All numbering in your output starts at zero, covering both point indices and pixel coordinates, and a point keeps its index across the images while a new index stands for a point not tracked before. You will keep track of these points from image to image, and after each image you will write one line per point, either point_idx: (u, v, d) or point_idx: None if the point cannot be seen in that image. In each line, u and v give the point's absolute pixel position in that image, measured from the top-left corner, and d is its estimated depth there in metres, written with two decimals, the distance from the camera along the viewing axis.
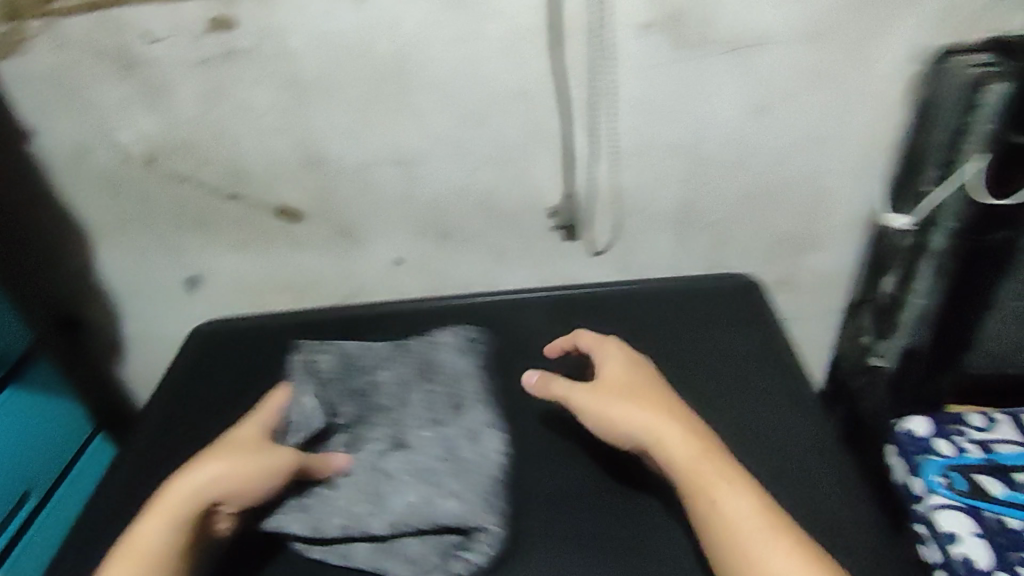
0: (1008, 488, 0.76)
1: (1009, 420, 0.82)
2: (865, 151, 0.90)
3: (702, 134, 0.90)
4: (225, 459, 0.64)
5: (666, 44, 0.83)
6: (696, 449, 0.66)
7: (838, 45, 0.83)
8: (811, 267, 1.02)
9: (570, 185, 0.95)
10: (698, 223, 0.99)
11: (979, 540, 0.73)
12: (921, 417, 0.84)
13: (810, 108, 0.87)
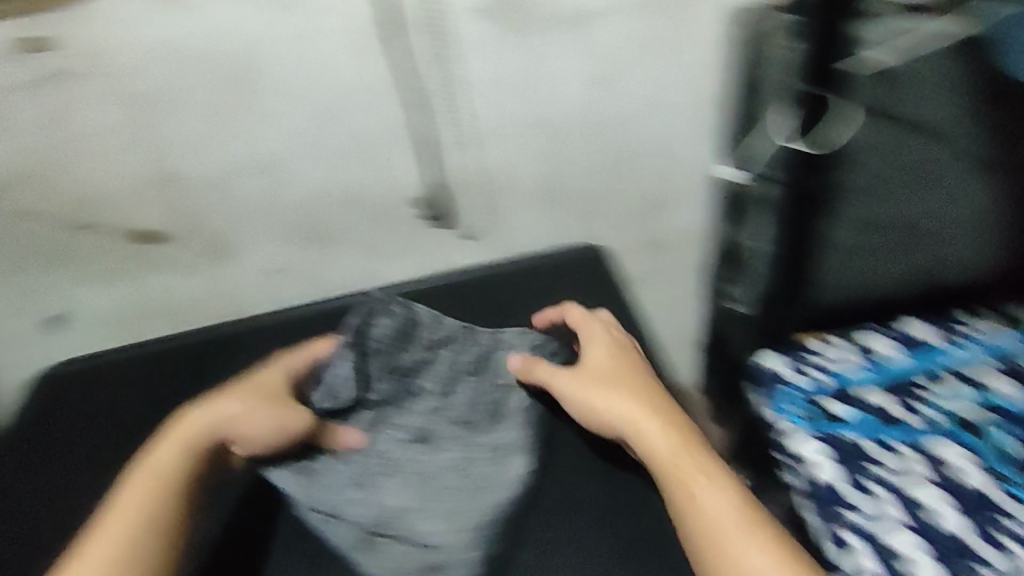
0: (852, 407, 0.75)
1: (849, 345, 0.81)
2: (698, 110, 0.96)
3: (551, 109, 0.92)
4: (251, 400, 0.70)
5: (504, 28, 0.84)
6: (676, 444, 0.68)
7: (662, 12, 0.86)
8: (671, 224, 1.07)
9: (435, 175, 0.95)
10: (562, 195, 1.01)
11: (833, 460, 0.71)
12: (775, 351, 0.82)
13: (645, 73, 0.91)
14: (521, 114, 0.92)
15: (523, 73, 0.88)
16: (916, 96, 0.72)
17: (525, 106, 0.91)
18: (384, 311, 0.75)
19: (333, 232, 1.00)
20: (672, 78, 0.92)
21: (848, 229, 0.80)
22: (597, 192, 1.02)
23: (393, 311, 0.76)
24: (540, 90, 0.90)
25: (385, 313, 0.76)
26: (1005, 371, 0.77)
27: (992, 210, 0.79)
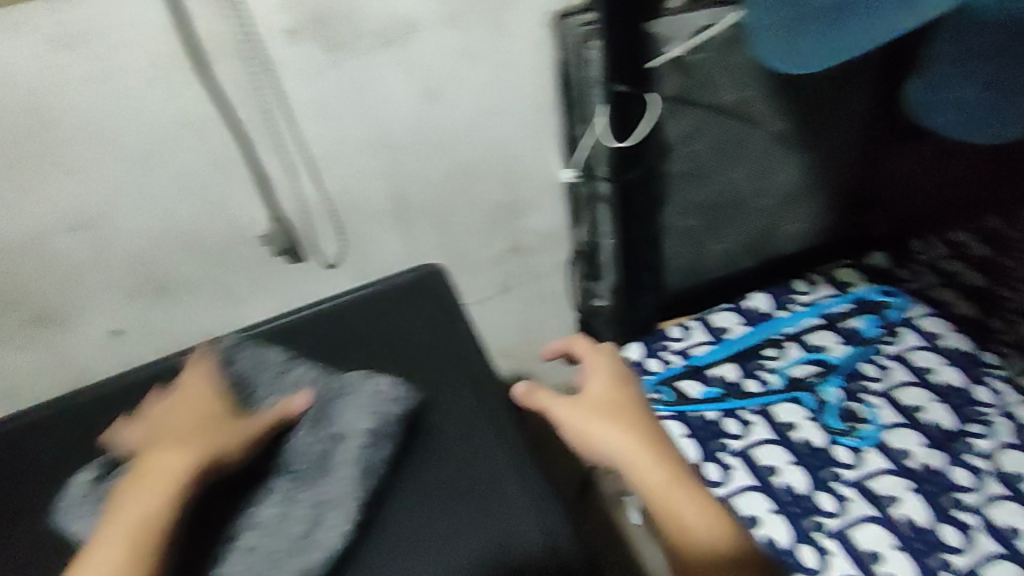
0: (705, 386, 0.79)
1: (701, 324, 0.84)
2: (536, 113, 0.87)
3: (385, 129, 0.81)
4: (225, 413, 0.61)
5: (320, 48, 0.72)
6: (665, 471, 0.58)
7: (479, 19, 0.76)
8: (531, 229, 0.98)
9: (277, 208, 0.82)
10: (412, 212, 0.90)
11: (690, 440, 0.74)
12: (635, 341, 0.84)
13: (472, 83, 0.81)
14: (351, 131, 0.80)
15: (354, 94, 0.77)
16: (715, 82, 0.74)
17: (357, 124, 0.79)
18: (240, 349, 0.68)
19: (178, 282, 0.85)
20: (500, 83, 0.82)
21: (680, 216, 0.83)
22: (444, 205, 0.91)
23: (244, 352, 0.68)
24: (364, 108, 0.78)
25: (244, 355, 0.67)
26: (832, 328, 0.82)
27: (805, 181, 0.84)
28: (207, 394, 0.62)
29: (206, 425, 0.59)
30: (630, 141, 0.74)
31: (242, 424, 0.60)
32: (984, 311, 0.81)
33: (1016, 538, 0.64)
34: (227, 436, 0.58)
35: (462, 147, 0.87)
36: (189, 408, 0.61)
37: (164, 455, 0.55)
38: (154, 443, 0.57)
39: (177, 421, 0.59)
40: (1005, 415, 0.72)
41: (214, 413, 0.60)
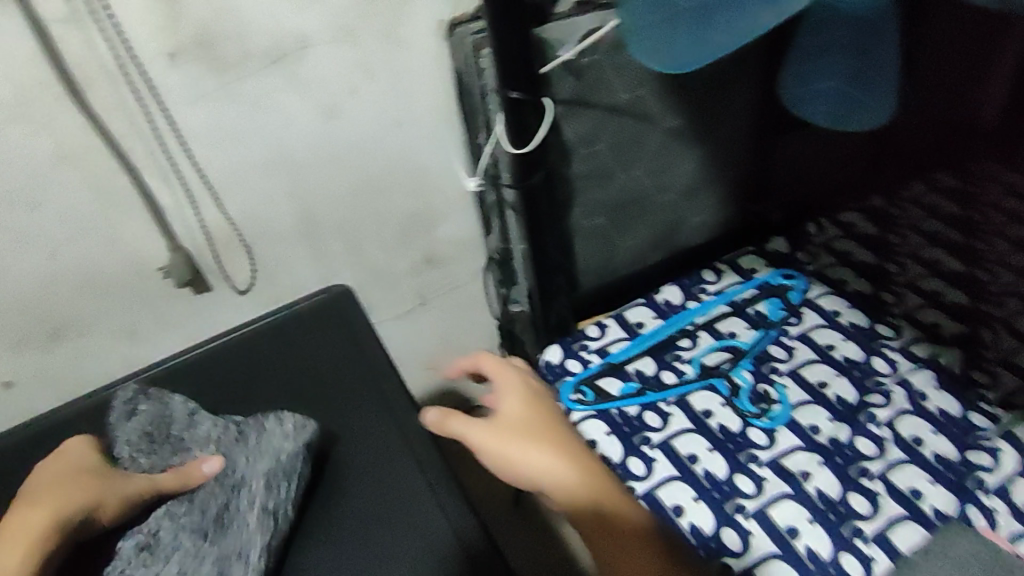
0: (623, 381, 0.80)
1: (616, 322, 0.85)
2: (444, 125, 0.81)
3: (284, 152, 0.75)
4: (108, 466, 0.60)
5: (208, 72, 0.66)
6: (587, 482, 0.65)
7: (376, 33, 0.71)
8: (448, 240, 0.93)
9: (177, 239, 0.75)
10: (322, 233, 0.84)
11: (613, 437, 0.75)
12: (553, 344, 0.85)
13: (373, 100, 0.75)
14: (249, 154, 0.73)
15: (250, 116, 0.70)
16: (608, 83, 0.73)
17: (252, 147, 0.73)
18: (146, 400, 0.67)
19: (73, 323, 0.77)
20: (404, 95, 0.77)
21: (586, 216, 0.84)
22: (354, 225, 0.85)
23: (150, 401, 0.67)
24: (260, 131, 0.72)
25: (147, 406, 0.66)
26: (739, 314, 0.85)
27: (700, 173, 0.87)
28: (89, 454, 0.61)
29: (95, 488, 0.57)
30: (525, 148, 0.70)
31: (127, 484, 0.58)
32: (875, 287, 0.86)
33: (918, 499, 0.68)
34: (110, 495, 0.56)
35: (372, 160, 0.80)
36: (76, 468, 0.59)
37: (42, 513, 0.54)
38: (32, 498, 0.56)
39: (62, 479, 0.58)
40: (899, 383, 0.76)
41: (101, 473, 0.58)
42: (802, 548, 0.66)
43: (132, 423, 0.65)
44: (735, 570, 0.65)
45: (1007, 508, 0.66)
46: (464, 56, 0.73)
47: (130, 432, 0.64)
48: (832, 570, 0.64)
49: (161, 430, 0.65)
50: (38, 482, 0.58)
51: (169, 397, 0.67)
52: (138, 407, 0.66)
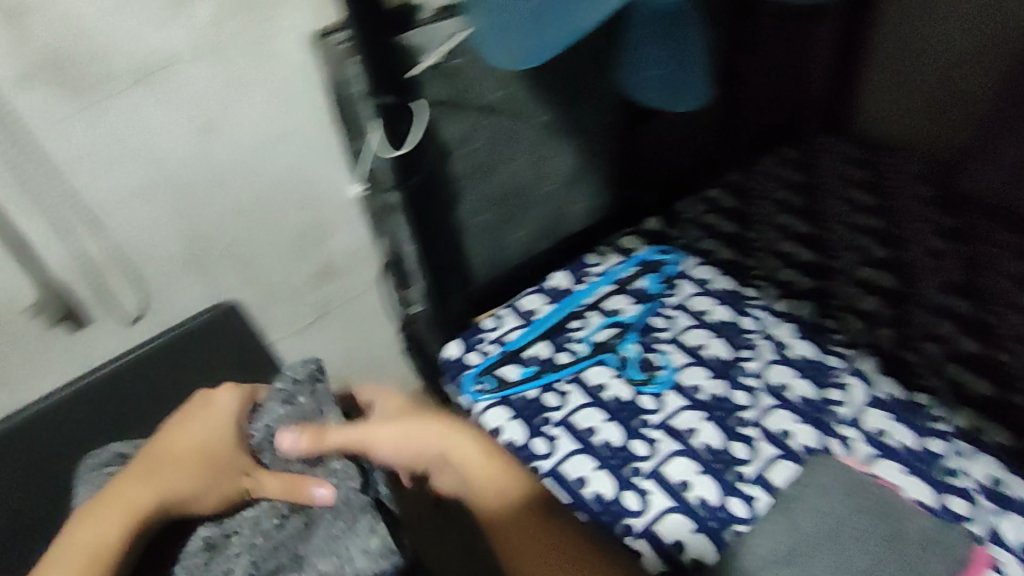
0: (522, 367, 0.84)
1: (511, 311, 0.89)
2: (323, 133, 0.82)
3: (160, 173, 0.72)
4: (221, 448, 0.58)
5: (65, 93, 0.63)
6: (493, 458, 0.67)
7: (244, 45, 0.71)
8: (342, 249, 0.93)
9: (48, 277, 0.70)
10: (212, 254, 0.81)
11: (516, 421, 0.78)
12: (453, 339, 0.88)
13: (249, 113, 0.75)
14: (122, 178, 0.70)
15: (117, 139, 0.68)
16: (481, 83, 0.76)
17: (124, 171, 0.70)
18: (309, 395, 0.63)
19: None
20: (282, 106, 0.77)
21: (473, 213, 0.85)
22: (245, 243, 0.83)
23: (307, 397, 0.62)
24: (133, 153, 0.70)
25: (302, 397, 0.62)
26: (624, 291, 0.90)
27: (578, 163, 0.90)
28: (227, 426, 0.60)
29: (207, 479, 0.55)
30: (404, 149, 0.73)
31: (236, 482, 0.56)
32: (738, 252, 0.94)
33: (789, 439, 0.75)
34: (216, 488, 0.55)
35: (256, 173, 0.79)
36: (209, 440, 0.59)
37: (161, 479, 0.55)
38: (152, 462, 0.57)
39: (192, 445, 0.58)
40: (767, 337, 0.84)
41: (220, 457, 0.57)
42: (695, 499, 0.71)
43: (280, 413, 0.62)
44: (637, 529, 0.70)
45: (861, 435, 0.74)
46: (338, 66, 0.73)
47: (275, 421, 0.61)
48: (720, 514, 0.70)
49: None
50: (172, 439, 0.59)
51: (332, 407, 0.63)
52: (297, 398, 0.62)
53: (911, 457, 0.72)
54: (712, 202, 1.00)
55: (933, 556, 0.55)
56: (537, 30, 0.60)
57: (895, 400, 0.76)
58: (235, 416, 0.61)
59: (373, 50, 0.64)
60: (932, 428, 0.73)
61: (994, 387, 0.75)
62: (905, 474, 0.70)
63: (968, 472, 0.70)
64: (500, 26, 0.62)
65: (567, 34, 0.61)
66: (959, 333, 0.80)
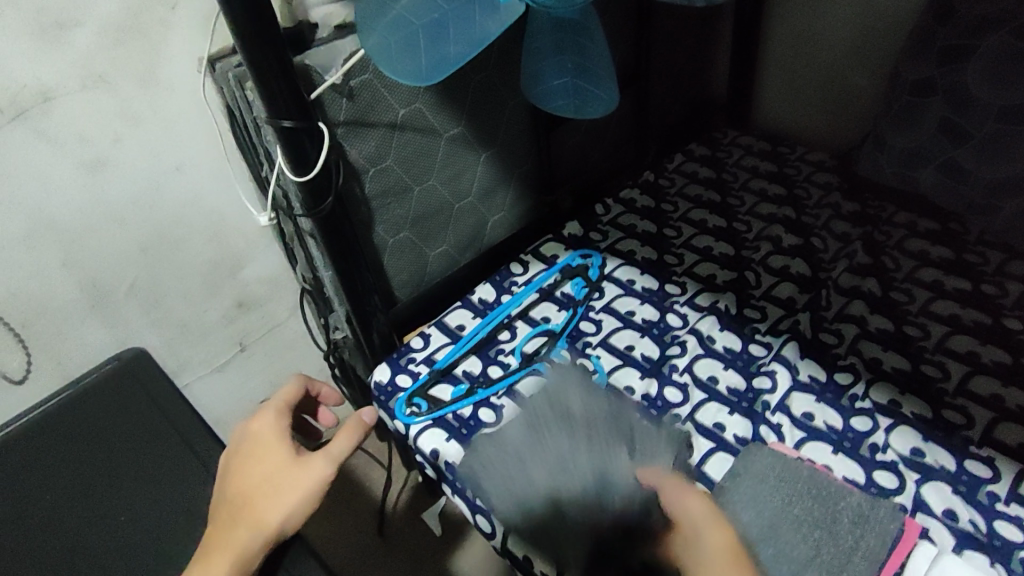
0: (454, 386, 0.81)
1: (436, 330, 0.88)
2: (222, 163, 0.77)
3: (46, 216, 0.67)
4: (311, 466, 0.55)
5: None
6: None
7: (128, 78, 0.66)
8: (256, 281, 0.89)
9: None
10: (113, 296, 0.76)
11: (452, 440, 0.76)
12: (382, 363, 0.86)
13: (139, 147, 0.70)
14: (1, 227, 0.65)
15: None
16: (385, 102, 0.73)
17: (6, 217, 0.64)
18: (675, 455, 0.67)
19: None
20: (176, 138, 0.72)
21: (390, 233, 0.83)
22: (149, 283, 0.78)
23: (678, 442, 0.69)
24: (14, 196, 0.64)
25: (673, 456, 0.68)
26: (549, 298, 0.89)
27: (492, 173, 0.89)
28: (283, 442, 0.58)
29: (286, 488, 0.53)
30: (309, 174, 0.66)
31: (315, 479, 0.55)
32: (657, 251, 0.94)
33: (722, 431, 0.71)
34: (294, 487, 0.53)
35: (151, 212, 0.74)
36: (271, 449, 0.57)
37: (260, 497, 0.51)
38: (243, 493, 0.51)
39: (264, 453, 0.56)
40: (692, 332, 0.82)
41: (300, 476, 0.55)
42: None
43: (649, 427, 0.70)
44: None
45: (788, 420, 0.71)
46: (231, 93, 0.69)
47: (643, 445, 0.68)
48: None
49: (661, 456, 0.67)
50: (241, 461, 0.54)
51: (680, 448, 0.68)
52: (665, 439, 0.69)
53: (838, 437, 0.69)
54: (628, 204, 1.01)
55: (867, 533, 0.57)
56: (439, 33, 0.58)
57: (817, 383, 0.74)
58: (280, 426, 0.59)
59: (268, 78, 0.59)
60: (854, 407, 0.71)
61: (908, 361, 0.75)
62: (833, 454, 0.68)
63: (890, 445, 0.68)
64: (393, 44, 0.59)
65: (472, 44, 0.58)
66: (869, 312, 0.80)
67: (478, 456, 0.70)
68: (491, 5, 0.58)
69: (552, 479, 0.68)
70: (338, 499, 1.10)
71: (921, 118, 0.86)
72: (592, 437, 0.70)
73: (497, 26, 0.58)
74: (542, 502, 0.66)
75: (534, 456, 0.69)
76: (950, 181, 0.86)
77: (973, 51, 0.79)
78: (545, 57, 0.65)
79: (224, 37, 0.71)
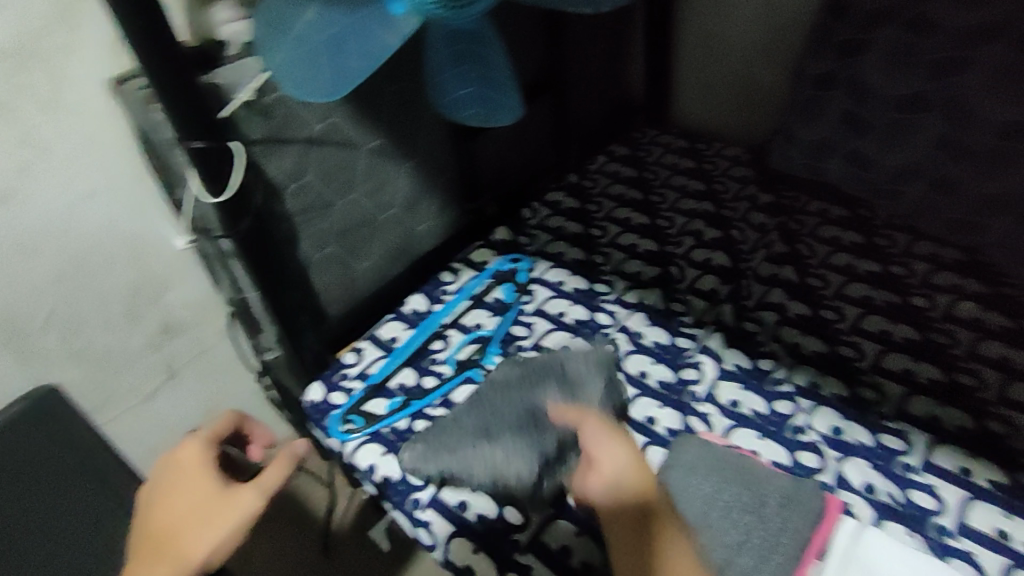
0: (388, 398, 0.80)
1: (370, 343, 0.86)
2: (135, 188, 0.74)
3: None
4: (234, 495, 0.52)
5: None
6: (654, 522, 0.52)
7: (28, 102, 0.62)
8: (180, 307, 0.85)
9: None
10: (26, 331, 0.71)
11: (390, 454, 0.74)
12: (315, 382, 0.84)
13: (44, 175, 0.66)
14: None
15: None
16: (299, 118, 0.71)
17: None
18: (602, 384, 0.71)
19: None
20: (82, 163, 0.69)
21: (315, 248, 0.81)
22: (65, 316, 0.74)
23: (603, 371, 0.72)
24: None
25: (601, 383, 0.71)
26: (481, 305, 0.89)
27: (417, 184, 0.89)
28: (208, 471, 0.54)
29: (203, 524, 0.51)
30: (226, 193, 0.64)
31: (236, 509, 0.51)
32: (586, 251, 0.95)
33: (653, 424, 0.72)
34: (215, 521, 0.51)
35: (63, 242, 0.70)
36: (197, 481, 0.54)
37: (178, 538, 0.50)
38: (165, 535, 0.51)
39: (186, 489, 0.53)
40: (622, 329, 0.83)
41: (222, 507, 0.52)
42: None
43: (577, 365, 0.73)
44: (523, 543, 0.66)
45: (717, 409, 0.73)
46: (133, 113, 0.66)
47: (566, 375, 0.72)
48: None
49: (582, 386, 0.71)
50: (165, 500, 0.53)
51: (604, 375, 0.72)
52: (587, 364, 0.72)
53: (763, 421, 0.71)
54: (554, 206, 1.03)
55: (794, 513, 0.59)
56: (339, 49, 0.57)
57: (742, 370, 0.76)
58: (206, 455, 0.56)
59: (176, 100, 0.57)
60: (776, 391, 0.74)
61: (825, 343, 0.78)
62: (760, 438, 0.70)
63: (812, 426, 0.70)
64: (296, 64, 0.57)
65: (373, 58, 0.58)
66: (788, 298, 0.83)
67: (427, 438, 0.71)
68: (387, 18, 0.56)
69: (494, 433, 0.69)
70: (282, 525, 1.07)
71: (822, 112, 0.88)
72: (529, 388, 0.72)
73: (395, 39, 0.58)
74: (494, 453, 0.68)
75: (477, 419, 0.71)
76: (857, 170, 0.89)
77: (865, 47, 0.78)
78: (445, 70, 0.65)
79: (126, 55, 0.67)
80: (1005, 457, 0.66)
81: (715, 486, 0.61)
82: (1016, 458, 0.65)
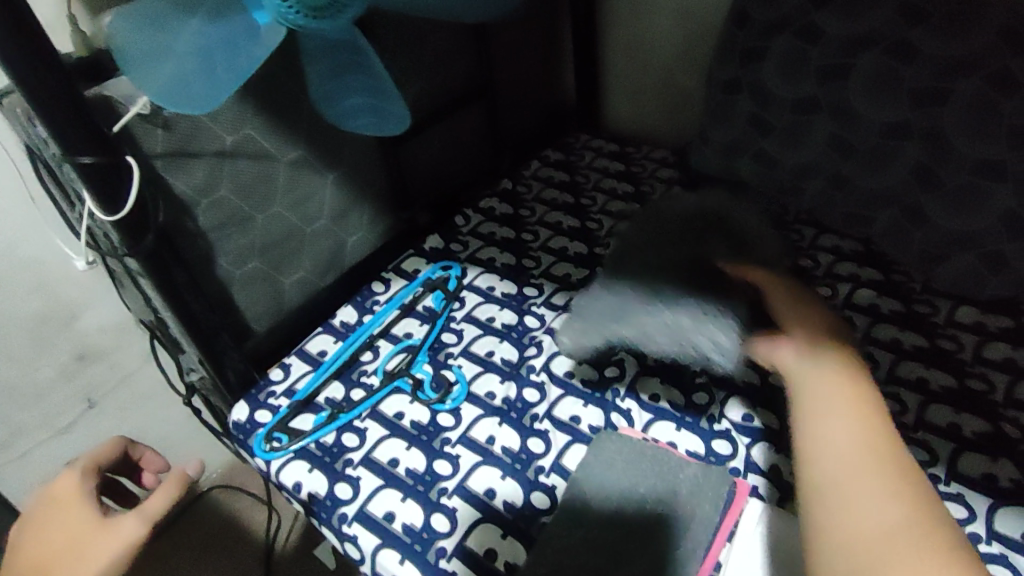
0: (316, 414, 0.79)
1: (298, 358, 0.86)
2: (29, 208, 0.71)
3: None
4: (114, 524, 0.52)
5: None
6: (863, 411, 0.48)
7: None
8: (95, 328, 0.83)
9: None
10: None
11: (315, 471, 0.73)
12: (240, 401, 0.82)
13: None
14: None
15: None
16: (205, 131, 0.71)
17: None
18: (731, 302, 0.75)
19: None
20: None
21: (236, 264, 0.80)
22: None
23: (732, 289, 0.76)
24: None
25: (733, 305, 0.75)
26: (411, 314, 0.89)
27: (342, 195, 0.88)
28: (86, 502, 0.54)
29: (77, 557, 0.50)
30: (117, 212, 0.62)
31: (116, 539, 0.51)
32: (516, 256, 0.96)
33: (577, 423, 0.74)
34: (91, 553, 0.50)
35: None
36: (73, 513, 0.53)
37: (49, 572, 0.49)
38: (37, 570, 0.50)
39: (62, 521, 0.52)
40: (547, 331, 0.84)
41: (99, 538, 0.51)
42: (469, 467, 0.71)
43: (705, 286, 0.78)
44: (450, 549, 0.65)
45: (638, 404, 0.74)
46: (21, 128, 0.64)
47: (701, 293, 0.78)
48: (526, 513, 0.67)
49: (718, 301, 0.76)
50: (40, 535, 0.52)
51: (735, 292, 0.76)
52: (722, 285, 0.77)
53: (680, 414, 0.73)
54: (487, 212, 1.03)
55: (703, 499, 0.61)
56: (229, 50, 0.56)
57: (664, 366, 0.77)
58: (84, 485, 0.55)
59: (59, 111, 0.56)
60: (696, 384, 0.75)
61: None
62: (677, 430, 0.72)
63: (725, 415, 0.72)
64: (184, 76, 0.55)
65: (262, 54, 0.58)
66: None
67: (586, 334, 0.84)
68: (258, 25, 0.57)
69: None
70: (222, 548, 1.05)
71: (731, 113, 0.96)
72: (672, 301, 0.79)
73: (276, 38, 0.58)
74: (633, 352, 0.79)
75: None
76: (765, 168, 0.94)
77: (765, 53, 0.90)
78: (327, 80, 0.66)
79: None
80: (898, 430, 0.70)
81: (629, 483, 0.63)
82: (905, 431, 0.69)
